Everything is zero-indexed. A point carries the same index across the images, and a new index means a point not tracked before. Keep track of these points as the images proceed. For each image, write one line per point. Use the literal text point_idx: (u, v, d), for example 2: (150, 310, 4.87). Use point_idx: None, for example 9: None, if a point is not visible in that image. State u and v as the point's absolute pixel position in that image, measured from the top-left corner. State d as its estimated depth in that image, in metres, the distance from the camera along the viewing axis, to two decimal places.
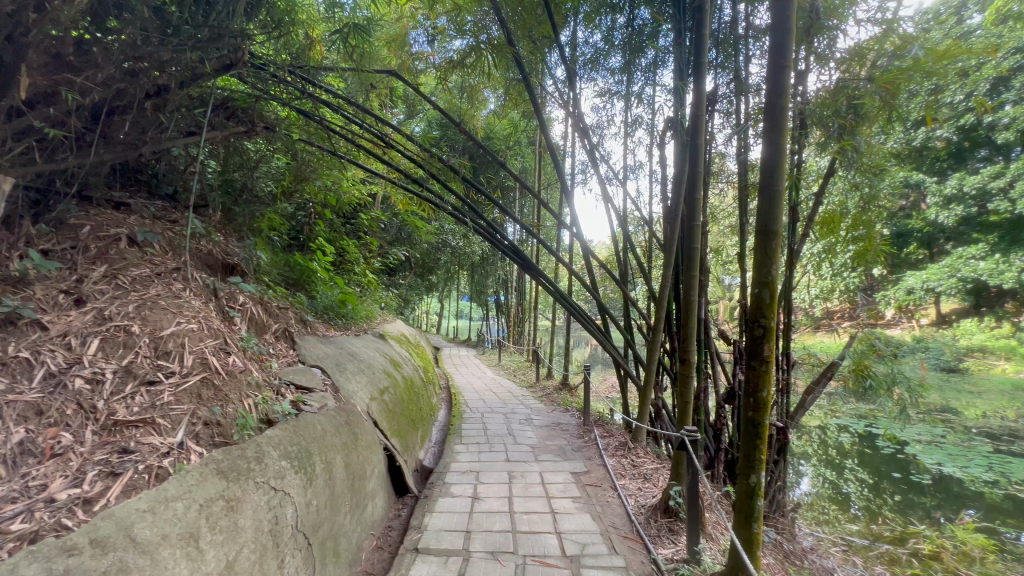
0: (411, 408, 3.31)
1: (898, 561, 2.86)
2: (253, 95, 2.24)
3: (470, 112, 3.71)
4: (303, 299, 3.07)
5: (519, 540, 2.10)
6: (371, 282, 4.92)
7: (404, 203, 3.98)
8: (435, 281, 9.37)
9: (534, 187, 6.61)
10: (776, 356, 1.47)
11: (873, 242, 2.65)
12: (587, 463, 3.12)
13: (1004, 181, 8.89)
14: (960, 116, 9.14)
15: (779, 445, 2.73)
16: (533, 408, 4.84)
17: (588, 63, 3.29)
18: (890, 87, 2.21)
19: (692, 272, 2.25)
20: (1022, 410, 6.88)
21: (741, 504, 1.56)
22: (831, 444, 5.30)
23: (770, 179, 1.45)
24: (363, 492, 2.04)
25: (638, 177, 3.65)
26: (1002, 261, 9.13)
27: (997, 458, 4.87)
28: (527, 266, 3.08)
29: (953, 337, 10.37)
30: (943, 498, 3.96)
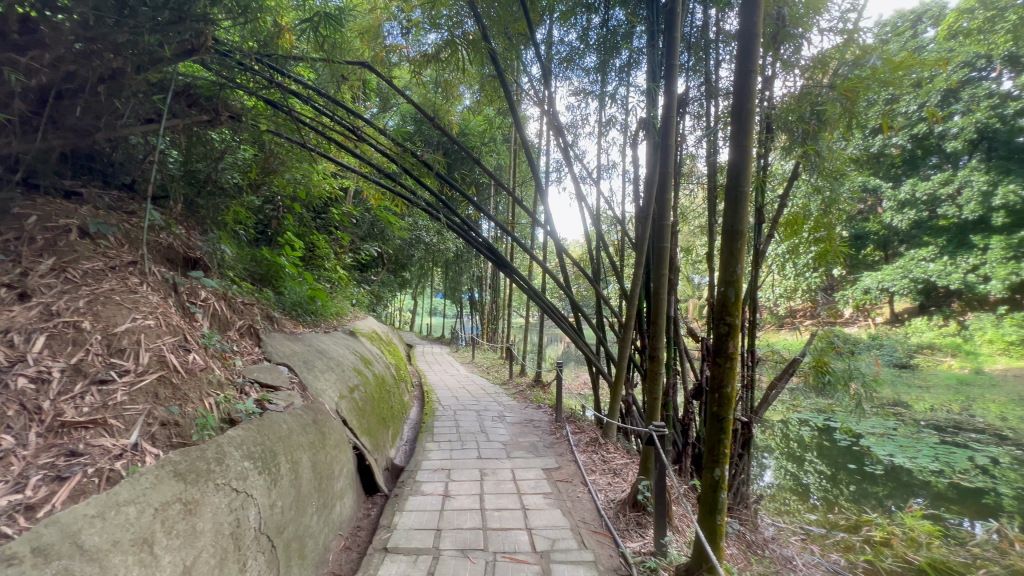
0: (382, 406, 3.26)
1: (852, 548, 3.00)
2: (217, 83, 2.16)
3: (445, 108, 3.67)
4: (270, 295, 2.98)
5: (490, 537, 2.10)
6: (342, 278, 4.83)
7: (377, 198, 3.91)
8: (409, 277, 9.26)
9: (510, 185, 6.60)
10: (740, 353, 1.52)
11: (833, 243, 2.75)
12: (558, 459, 3.15)
13: (952, 188, 9.45)
14: (914, 125, 9.66)
15: (743, 439, 2.82)
16: (506, 405, 4.85)
17: (563, 61, 3.29)
18: (851, 95, 2.31)
19: (663, 271, 2.28)
20: (966, 403, 7.32)
21: (706, 497, 1.60)
22: (792, 438, 5.52)
23: (736, 180, 1.49)
24: (331, 492, 2.00)
25: (612, 177, 3.68)
26: (950, 263, 9.69)
27: (943, 449, 5.18)
28: (501, 264, 3.07)
29: (905, 335, 10.92)
30: (894, 487, 4.18)
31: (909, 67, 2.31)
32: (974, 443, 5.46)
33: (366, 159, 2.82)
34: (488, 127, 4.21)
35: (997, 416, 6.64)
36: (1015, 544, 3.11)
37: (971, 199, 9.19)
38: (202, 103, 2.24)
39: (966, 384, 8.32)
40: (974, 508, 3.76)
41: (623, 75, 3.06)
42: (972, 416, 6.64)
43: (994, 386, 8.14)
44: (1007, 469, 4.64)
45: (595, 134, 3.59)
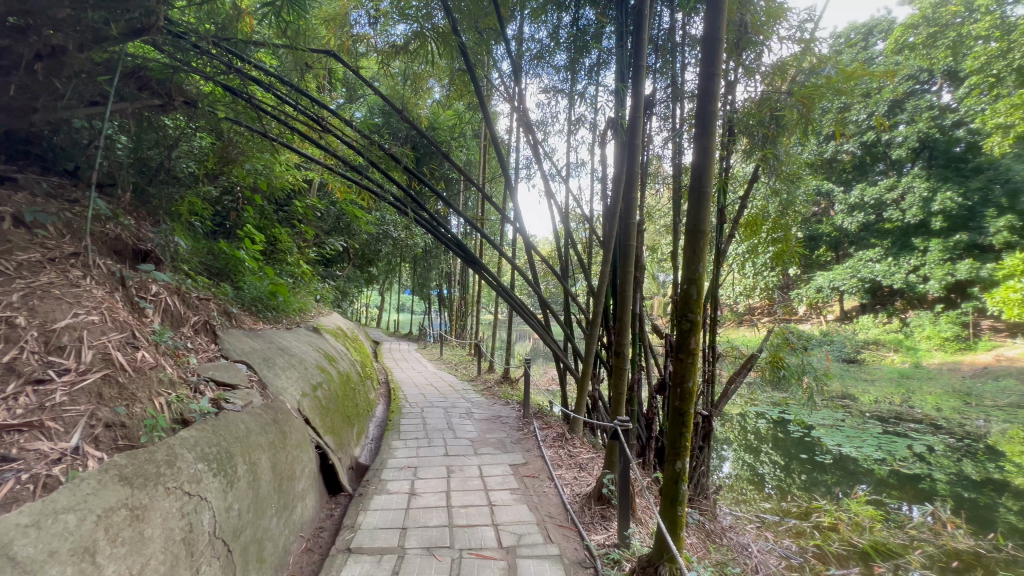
0: (346, 404, 3.19)
1: (803, 534, 3.17)
2: (170, 66, 2.05)
3: (414, 101, 3.60)
4: (228, 290, 2.86)
5: (456, 534, 2.09)
6: (306, 273, 4.68)
7: (342, 191, 3.80)
8: (376, 273, 9.09)
9: (480, 181, 6.55)
10: (701, 349, 1.56)
11: (789, 244, 2.87)
12: (525, 454, 3.17)
13: (897, 193, 10.01)
14: (863, 133, 10.21)
15: (704, 432, 2.92)
16: (473, 402, 4.84)
17: (534, 58, 3.29)
18: (807, 102, 2.41)
19: (628, 268, 2.33)
20: (907, 395, 7.82)
21: (667, 489, 1.65)
22: (749, 430, 5.76)
23: (699, 181, 1.53)
24: (291, 493, 1.94)
25: (581, 175, 3.71)
26: (894, 264, 10.30)
27: (886, 439, 5.51)
28: (469, 259, 3.04)
29: (854, 331, 11.56)
30: (841, 475, 4.42)
31: (859, 77, 2.43)
32: (913, 432, 5.83)
33: (331, 152, 2.72)
34: (458, 122, 4.16)
35: (933, 407, 7.12)
36: (947, 525, 3.35)
37: (913, 204, 9.79)
38: (154, 87, 2.12)
39: (907, 378, 8.88)
40: (912, 492, 4.02)
41: (593, 74, 3.09)
42: (911, 407, 7.09)
43: (931, 379, 8.73)
44: (940, 456, 4.99)
45: (565, 132, 3.61)
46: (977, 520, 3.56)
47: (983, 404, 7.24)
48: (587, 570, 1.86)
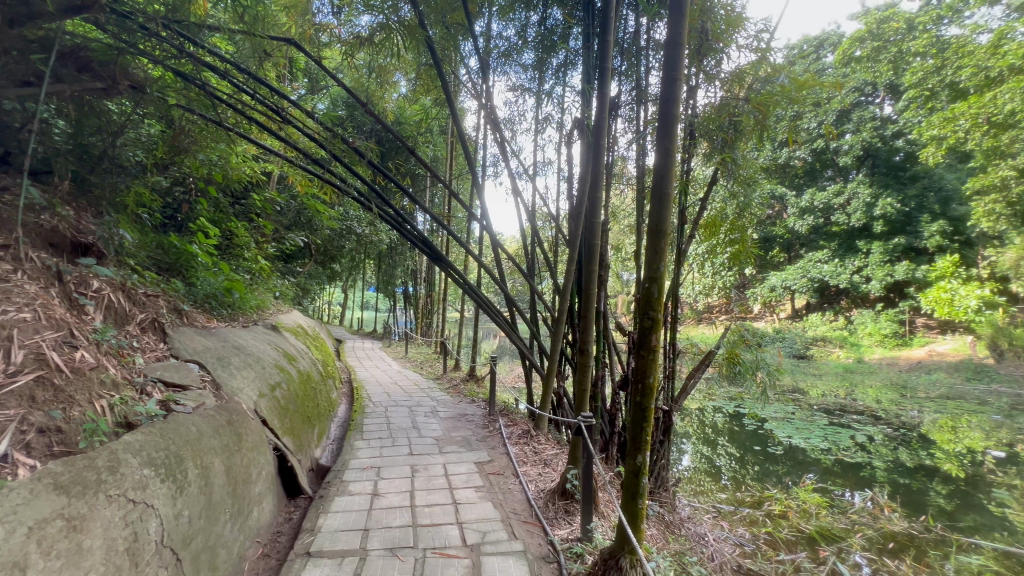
0: (307, 404, 3.09)
1: (756, 522, 3.33)
2: (116, 47, 1.94)
3: (379, 95, 3.52)
4: (179, 285, 2.71)
5: (419, 534, 2.07)
6: (264, 269, 4.51)
7: (303, 185, 3.67)
8: (339, 269, 8.85)
9: (446, 178, 6.48)
10: (661, 345, 1.60)
11: (745, 245, 2.99)
12: (490, 452, 3.18)
13: (843, 198, 10.59)
14: (813, 140, 10.78)
15: (664, 426, 3.01)
16: (438, 400, 4.80)
17: (502, 56, 3.28)
18: (763, 108, 2.52)
19: (592, 267, 2.37)
20: (850, 388, 8.31)
21: (628, 483, 1.68)
22: (707, 424, 5.98)
23: (661, 182, 1.56)
24: (247, 497, 1.87)
25: (548, 174, 3.73)
26: (840, 265, 10.91)
27: (831, 430, 5.84)
28: (435, 257, 3.01)
29: (804, 329, 12.17)
30: (791, 465, 4.65)
31: (811, 86, 2.56)
32: (855, 424, 6.20)
33: (291, 143, 2.61)
34: (424, 117, 4.11)
35: (873, 399, 7.60)
36: (884, 509, 3.58)
37: (858, 209, 10.38)
38: (97, 69, 2.01)
39: (851, 372, 9.44)
40: (854, 479, 4.29)
41: (560, 74, 3.11)
42: (854, 400, 7.54)
43: (872, 373, 9.31)
44: (879, 445, 5.33)
45: (532, 131, 3.62)
46: (911, 503, 3.83)
47: (917, 396, 7.79)
48: (550, 564, 1.88)
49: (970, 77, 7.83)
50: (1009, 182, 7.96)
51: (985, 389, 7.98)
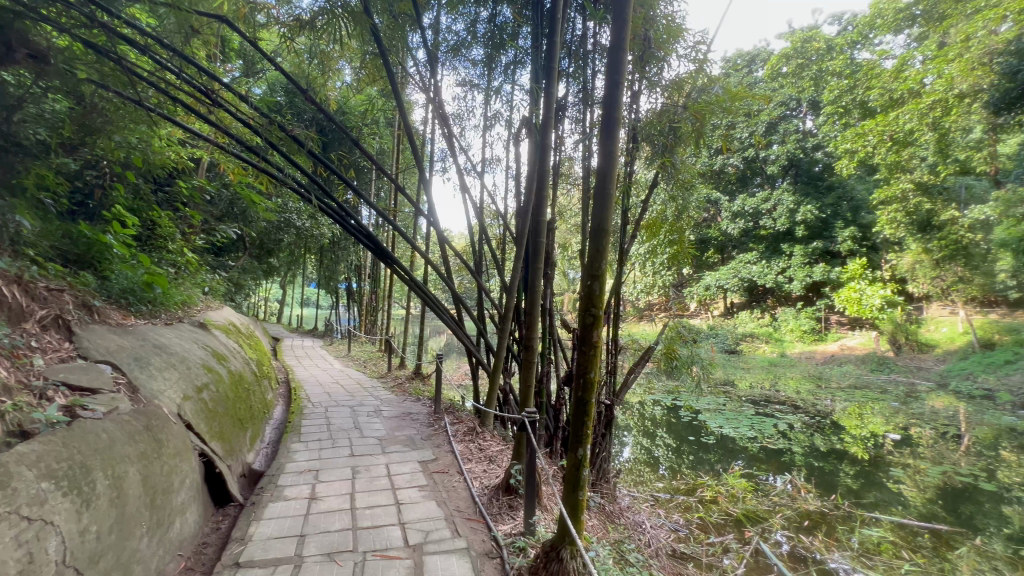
0: (238, 406, 2.90)
1: (690, 508, 3.53)
2: (12, 10, 1.75)
3: (321, 82, 3.36)
4: (89, 279, 2.47)
5: (360, 537, 2.01)
6: (191, 263, 4.19)
7: (236, 173, 3.43)
8: (276, 264, 8.42)
9: (392, 172, 6.30)
10: (603, 341, 1.65)
11: (682, 246, 3.14)
12: (435, 450, 3.15)
13: (770, 204, 11.40)
14: (745, 149, 11.54)
15: (606, 420, 3.11)
16: (382, 399, 4.68)
17: (451, 50, 3.24)
18: (700, 116, 2.68)
19: (538, 265, 2.39)
20: (774, 380, 8.99)
21: (569, 476, 1.72)
22: (647, 417, 6.27)
23: (604, 184, 1.60)
24: (168, 507, 1.73)
25: (496, 172, 3.73)
26: (767, 266, 11.76)
27: (757, 419, 6.30)
28: (380, 253, 2.91)
29: (734, 326, 12.99)
30: (722, 453, 4.97)
31: (743, 98, 2.74)
32: (778, 413, 6.71)
33: (223, 127, 2.40)
34: (369, 108, 3.98)
35: (793, 390, 8.28)
36: (801, 490, 3.89)
37: (782, 215, 11.20)
38: None
39: (774, 366, 10.22)
40: (776, 464, 4.64)
41: (509, 72, 3.12)
42: (777, 390, 8.17)
43: (792, 366, 10.15)
44: (798, 432, 5.80)
45: (480, 127, 3.61)
46: (824, 484, 4.20)
47: (830, 386, 8.55)
48: (493, 560, 1.89)
49: (877, 97, 8.59)
50: (907, 194, 8.94)
51: (886, 378, 8.93)
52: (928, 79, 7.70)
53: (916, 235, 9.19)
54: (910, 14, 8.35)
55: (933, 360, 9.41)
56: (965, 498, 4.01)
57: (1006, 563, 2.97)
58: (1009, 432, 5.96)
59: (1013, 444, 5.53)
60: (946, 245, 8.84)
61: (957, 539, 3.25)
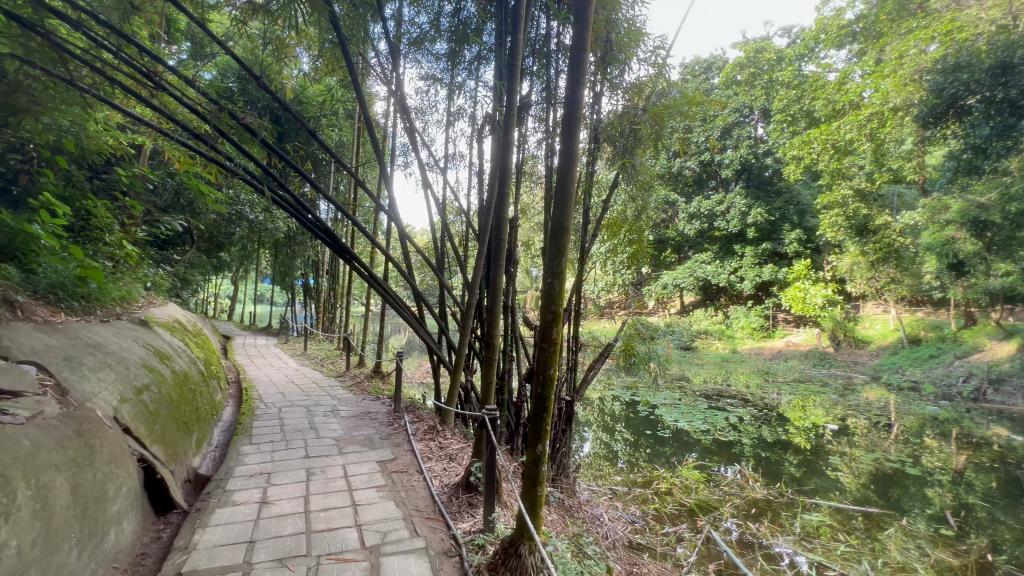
0: (183, 408, 2.75)
1: (646, 500, 3.65)
2: None
3: (276, 69, 3.22)
4: (11, 273, 2.26)
5: (313, 540, 1.95)
6: (131, 257, 3.91)
7: (181, 162, 3.23)
8: (227, 258, 8.03)
9: (352, 165, 6.13)
10: (562, 338, 1.67)
11: (641, 245, 3.22)
12: (394, 450, 3.10)
13: (724, 207, 11.86)
14: (700, 152, 11.98)
15: (566, 416, 3.15)
16: (340, 399, 4.55)
17: (413, 43, 3.17)
18: (658, 119, 2.76)
19: (500, 262, 2.38)
20: (725, 375, 9.39)
21: (529, 472, 1.73)
22: (607, 412, 6.42)
23: (564, 181, 1.61)
24: (102, 518, 1.62)
25: (459, 168, 3.70)
26: (720, 266, 12.27)
27: (710, 412, 6.57)
28: (338, 247, 2.82)
29: (690, 323, 13.47)
30: (677, 446, 5.15)
31: (699, 103, 2.84)
32: (729, 406, 7.03)
33: (168, 111, 2.24)
34: (328, 98, 3.85)
35: (743, 384, 8.69)
36: (749, 479, 4.09)
37: (735, 217, 11.69)
38: None
39: (726, 362, 10.68)
40: (726, 456, 4.86)
41: (473, 68, 3.09)
42: (729, 385, 8.54)
43: (743, 361, 10.65)
44: (747, 424, 6.09)
45: (443, 123, 3.57)
46: (769, 472, 4.44)
47: (777, 380, 9.04)
48: (452, 559, 1.88)
49: (822, 108, 9.12)
50: (847, 200, 9.54)
51: (827, 372, 9.52)
52: (866, 92, 8.23)
53: (854, 238, 9.80)
54: (851, 31, 8.89)
55: (868, 355, 10.11)
56: (894, 482, 4.34)
57: (928, 541, 3.23)
58: (932, 420, 6.49)
59: (936, 431, 6.03)
60: (880, 249, 9.50)
61: (887, 521, 3.50)
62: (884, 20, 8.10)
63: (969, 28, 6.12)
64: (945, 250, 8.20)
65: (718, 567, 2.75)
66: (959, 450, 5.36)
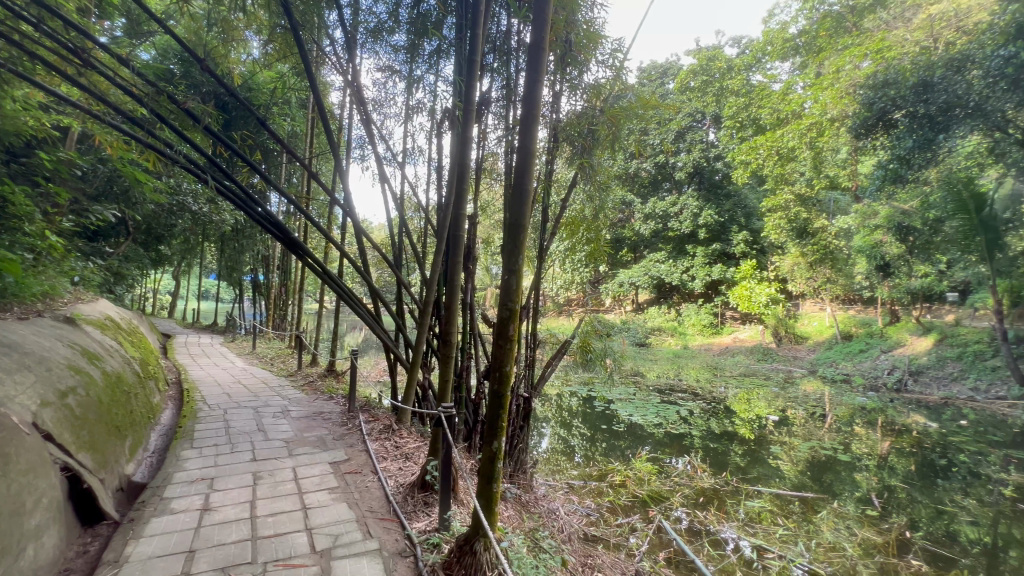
0: (115, 412, 2.56)
1: (602, 493, 3.74)
2: None
3: (222, 53, 3.05)
4: None
5: (259, 547, 1.88)
6: (54, 249, 3.59)
7: (113, 147, 3.00)
8: (167, 251, 7.54)
9: (305, 156, 5.91)
10: (518, 335, 1.67)
11: (598, 244, 3.29)
12: (347, 450, 3.02)
13: (677, 208, 12.30)
14: (656, 155, 12.35)
15: (524, 413, 3.17)
16: (291, 399, 4.39)
17: (371, 33, 3.09)
18: (615, 120, 2.83)
19: (458, 259, 2.36)
20: (677, 370, 9.77)
21: (484, 469, 1.73)
22: (564, 408, 6.53)
23: (522, 179, 1.61)
24: (19, 532, 1.48)
25: (418, 163, 3.64)
26: (673, 265, 12.74)
27: (662, 406, 6.82)
28: (289, 241, 2.70)
29: (644, 320, 13.90)
30: (631, 439, 5.31)
31: (654, 107, 2.92)
32: (680, 400, 7.32)
33: (97, 92, 2.06)
34: (279, 86, 3.68)
35: (694, 378, 9.06)
36: (698, 470, 4.28)
37: (687, 218, 12.14)
38: None
39: (678, 357, 11.11)
40: (677, 448, 5.05)
41: (432, 62, 3.04)
42: (680, 379, 8.90)
43: (694, 357, 11.10)
44: (697, 417, 6.37)
45: (402, 117, 3.49)
46: (716, 463, 4.65)
47: (724, 374, 9.49)
48: (406, 559, 1.86)
49: (768, 116, 9.64)
50: (789, 204, 10.11)
51: (769, 366, 10.10)
52: (807, 103, 8.76)
53: (795, 240, 10.37)
54: (794, 45, 9.43)
55: (806, 350, 10.80)
56: (828, 468, 4.66)
57: (856, 521, 3.49)
58: (860, 410, 7.02)
59: (864, 420, 6.52)
60: (817, 250, 10.00)
61: (820, 504, 3.76)
62: (823, 36, 8.71)
63: (897, 48, 6.68)
64: (874, 252, 8.89)
65: (668, 555, 2.86)
66: (884, 436, 5.82)
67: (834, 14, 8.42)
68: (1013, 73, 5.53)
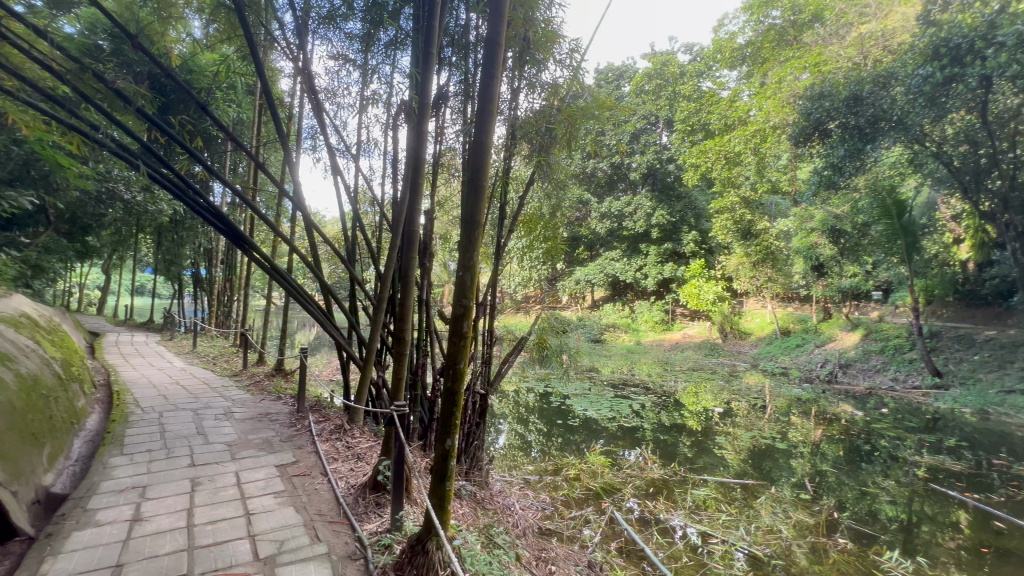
0: (31, 417, 2.33)
1: (557, 487, 3.80)
2: None
3: (158, 31, 2.83)
4: None
5: (197, 557, 1.78)
6: None
7: (28, 127, 2.72)
8: (94, 243, 6.95)
9: (251, 145, 5.61)
10: (473, 332, 1.66)
11: (556, 242, 3.33)
12: (295, 452, 2.91)
13: (631, 208, 12.65)
14: (611, 155, 12.63)
15: (479, 409, 3.15)
16: (235, 400, 4.18)
17: (324, 19, 2.96)
18: (572, 120, 2.86)
19: (412, 255, 2.31)
20: (630, 365, 10.07)
21: (437, 467, 1.71)
22: (521, 404, 6.59)
23: (476, 175, 1.59)
24: None
25: (373, 156, 3.54)
26: (627, 264, 13.09)
27: (616, 400, 7.01)
28: (233, 233, 2.56)
29: (599, 317, 14.21)
30: (585, 433, 5.43)
31: (609, 107, 2.98)
32: (632, 394, 7.55)
33: (7, 65, 1.86)
34: (221, 69, 3.47)
35: (646, 373, 9.37)
36: (648, 461, 4.43)
37: (641, 218, 12.49)
38: None
39: (631, 353, 11.44)
40: (629, 440, 5.22)
41: (388, 53, 2.96)
42: (632, 374, 9.18)
43: (646, 353, 11.48)
44: (648, 410, 6.60)
45: (356, 107, 3.38)
46: (665, 454, 4.83)
47: (674, 369, 9.87)
48: (356, 562, 1.82)
49: (717, 121, 10.06)
50: (735, 206, 10.61)
51: (715, 361, 10.60)
52: (752, 111, 9.21)
53: (740, 241, 10.87)
54: (741, 54, 9.88)
55: (749, 345, 11.41)
56: (767, 455, 4.96)
57: (790, 505, 3.72)
58: (796, 400, 7.51)
59: (799, 410, 6.98)
60: (760, 250, 10.47)
61: (760, 490, 3.98)
62: (767, 47, 9.19)
63: (832, 62, 7.14)
64: (810, 253, 9.50)
65: (620, 544, 2.95)
66: (817, 425, 6.26)
67: (777, 28, 8.89)
68: (930, 90, 6.02)
